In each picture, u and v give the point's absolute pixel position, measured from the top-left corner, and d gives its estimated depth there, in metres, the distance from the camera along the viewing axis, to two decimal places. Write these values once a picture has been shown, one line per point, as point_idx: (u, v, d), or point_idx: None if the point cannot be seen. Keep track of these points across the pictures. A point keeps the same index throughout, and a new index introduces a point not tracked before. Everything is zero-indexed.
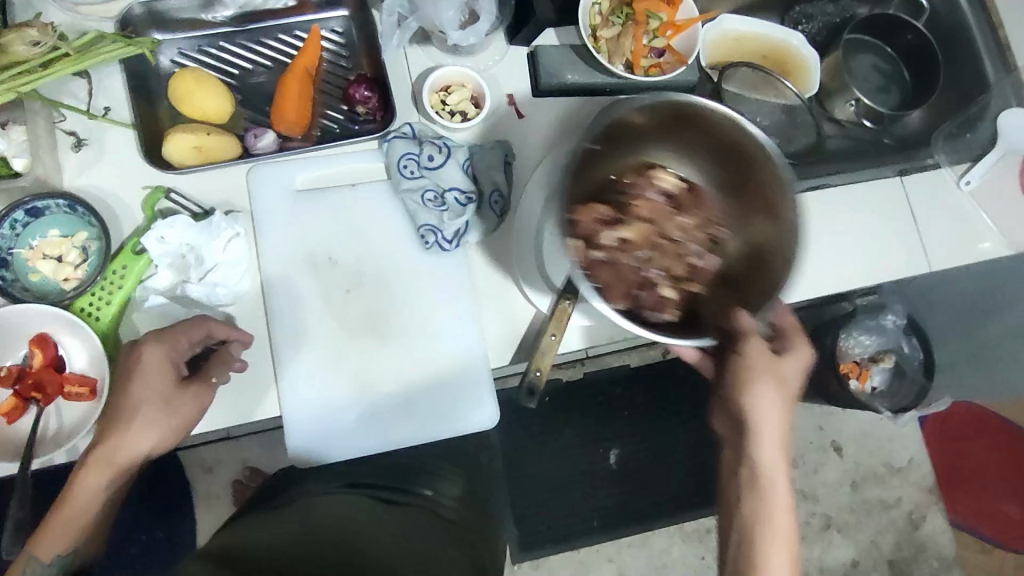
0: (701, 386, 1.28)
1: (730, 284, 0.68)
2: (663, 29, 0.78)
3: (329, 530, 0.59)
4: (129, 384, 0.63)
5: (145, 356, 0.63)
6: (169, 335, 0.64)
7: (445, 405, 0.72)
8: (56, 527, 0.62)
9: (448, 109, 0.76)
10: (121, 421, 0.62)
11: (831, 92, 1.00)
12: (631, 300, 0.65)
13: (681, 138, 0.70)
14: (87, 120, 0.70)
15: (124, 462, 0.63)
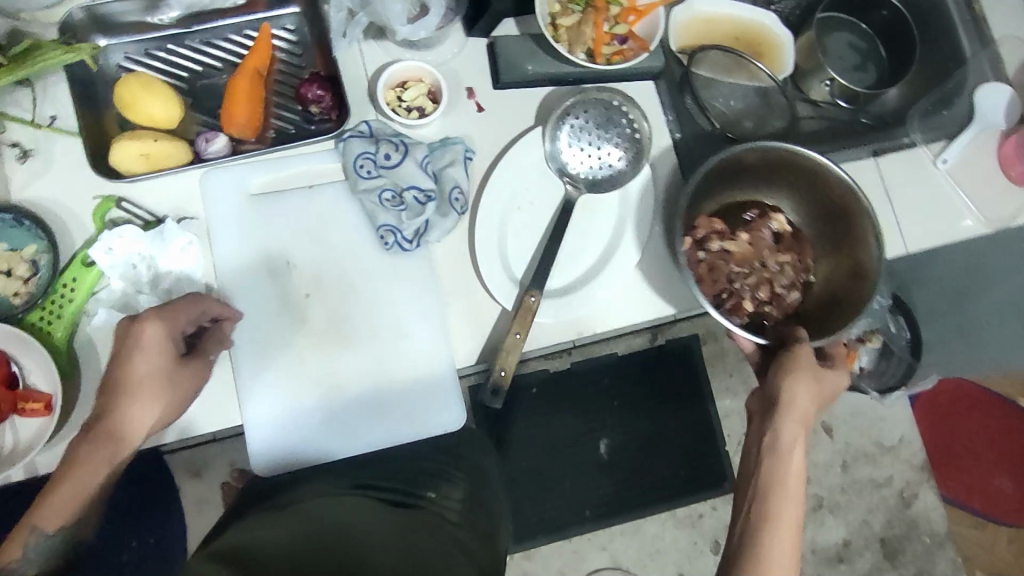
0: (688, 372, 1.27)
1: (802, 320, 0.79)
2: (624, 15, 0.77)
3: (331, 536, 0.56)
4: (130, 360, 0.60)
5: (145, 332, 0.61)
6: (169, 311, 0.62)
7: (411, 407, 0.71)
8: (48, 512, 0.57)
9: (404, 106, 0.74)
10: (122, 398, 0.60)
11: (806, 72, 0.97)
12: (715, 297, 0.80)
13: (797, 189, 0.79)
14: (32, 129, 0.69)
15: (126, 439, 0.60)
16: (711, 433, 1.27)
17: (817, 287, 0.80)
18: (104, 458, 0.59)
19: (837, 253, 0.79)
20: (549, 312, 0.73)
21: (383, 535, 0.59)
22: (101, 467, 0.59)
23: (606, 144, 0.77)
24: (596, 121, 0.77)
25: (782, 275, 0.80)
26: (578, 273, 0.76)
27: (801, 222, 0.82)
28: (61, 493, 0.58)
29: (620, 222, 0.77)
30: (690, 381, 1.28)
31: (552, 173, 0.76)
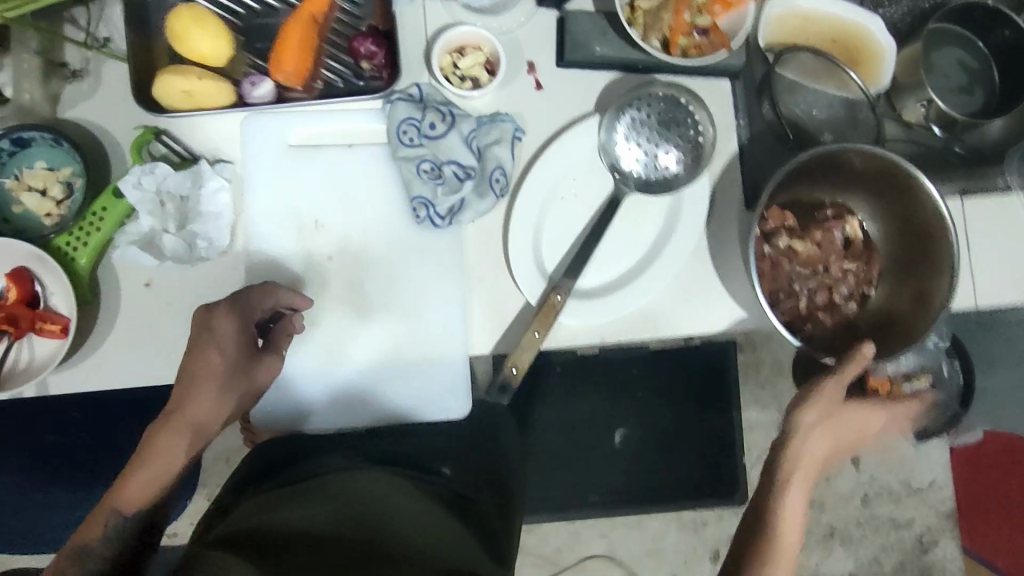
0: (726, 377, 1.16)
1: (849, 334, 0.74)
2: (710, 5, 0.70)
3: (344, 525, 0.57)
4: (204, 353, 0.62)
5: (216, 325, 0.63)
6: (240, 303, 0.63)
7: (415, 386, 0.70)
8: (128, 493, 0.60)
9: (459, 74, 0.70)
10: (194, 387, 0.62)
11: (902, 88, 0.88)
12: (772, 298, 0.73)
13: (885, 198, 0.72)
14: (85, 50, 0.67)
15: (201, 427, 0.63)
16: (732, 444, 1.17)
17: (877, 305, 0.73)
18: (182, 443, 0.62)
19: (904, 275, 0.72)
20: (576, 315, 0.70)
21: (400, 524, 0.59)
22: (178, 452, 0.62)
23: (667, 145, 0.72)
24: (659, 117, 0.72)
25: (845, 283, 0.74)
26: (613, 275, 0.72)
27: (879, 233, 0.75)
28: (143, 475, 0.61)
29: (666, 228, 0.72)
30: (719, 388, 1.17)
31: (603, 166, 0.71)
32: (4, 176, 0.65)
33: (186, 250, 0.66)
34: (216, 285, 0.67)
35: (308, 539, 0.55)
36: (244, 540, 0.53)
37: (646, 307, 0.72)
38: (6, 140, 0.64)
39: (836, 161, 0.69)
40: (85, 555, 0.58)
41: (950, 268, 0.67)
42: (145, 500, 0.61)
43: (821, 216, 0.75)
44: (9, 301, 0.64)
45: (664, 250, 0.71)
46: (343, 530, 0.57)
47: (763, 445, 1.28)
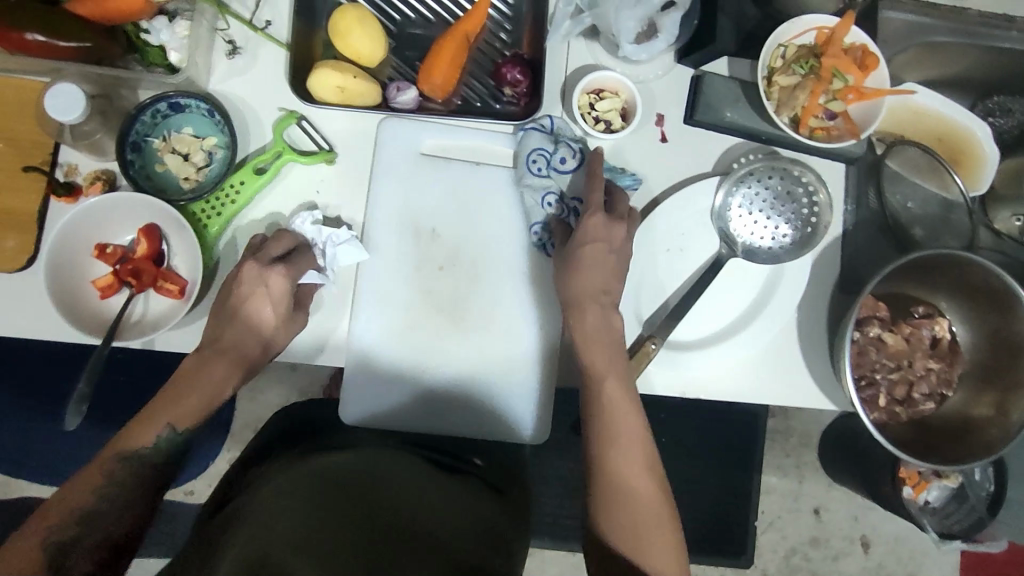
0: (753, 435, 1.16)
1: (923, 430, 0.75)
2: (844, 92, 0.72)
3: (371, 479, 0.62)
4: (258, 302, 0.64)
5: (271, 281, 0.64)
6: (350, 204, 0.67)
7: (492, 403, 0.72)
8: (177, 407, 0.61)
9: (594, 115, 0.72)
10: (250, 321, 0.65)
11: (1000, 198, 0.90)
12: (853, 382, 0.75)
13: (979, 309, 0.73)
14: (247, 30, 0.71)
15: (246, 358, 0.65)
16: (747, 503, 1.16)
17: (952, 409, 0.75)
18: (229, 373, 0.64)
19: (987, 385, 0.73)
20: (663, 363, 0.72)
21: (425, 492, 0.64)
22: (228, 379, 0.64)
23: (778, 219, 0.74)
24: (775, 191, 0.74)
25: (926, 381, 0.75)
26: (704, 332, 0.74)
27: (967, 339, 0.76)
28: (194, 395, 0.62)
29: (762, 295, 0.74)
30: (746, 446, 1.17)
31: (713, 228, 0.73)
32: (153, 136, 0.68)
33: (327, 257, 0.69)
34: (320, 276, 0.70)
35: (341, 484, 0.59)
36: (284, 483, 0.58)
37: (730, 368, 0.73)
38: (163, 103, 0.67)
39: (947, 266, 0.71)
40: (134, 459, 0.58)
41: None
42: (191, 419, 0.62)
43: (913, 312, 0.77)
44: (136, 255, 0.67)
45: (757, 317, 0.73)
46: (369, 482, 0.61)
47: (777, 512, 1.28)
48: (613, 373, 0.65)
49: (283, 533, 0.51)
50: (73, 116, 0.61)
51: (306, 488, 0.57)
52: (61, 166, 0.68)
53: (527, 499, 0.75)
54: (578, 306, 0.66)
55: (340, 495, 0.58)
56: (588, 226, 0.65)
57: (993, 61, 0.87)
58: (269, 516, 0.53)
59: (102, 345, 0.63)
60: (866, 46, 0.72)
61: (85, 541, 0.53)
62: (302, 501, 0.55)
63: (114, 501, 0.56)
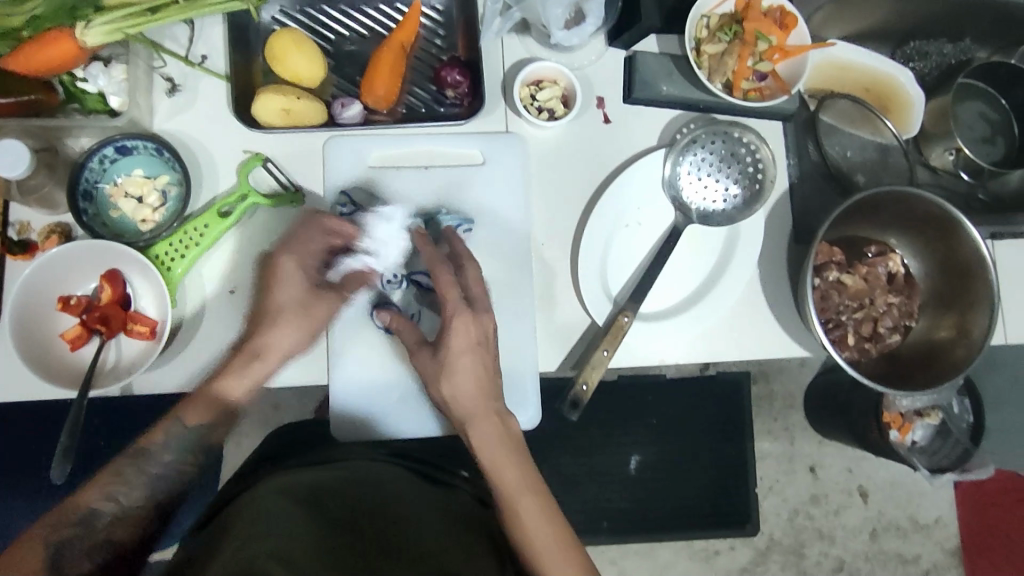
0: (739, 402, 1.19)
1: (893, 362, 0.78)
2: (770, 52, 0.75)
3: (356, 489, 0.62)
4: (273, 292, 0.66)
5: (282, 268, 0.66)
6: (298, 242, 0.66)
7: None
8: (197, 404, 0.62)
9: (536, 105, 0.74)
10: (276, 319, 0.65)
11: (931, 137, 0.92)
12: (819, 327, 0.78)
13: (928, 239, 0.77)
14: (185, 66, 0.71)
15: (264, 354, 0.65)
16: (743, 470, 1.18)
17: (918, 337, 0.78)
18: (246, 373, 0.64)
19: (945, 310, 0.76)
20: (639, 334, 0.74)
21: (411, 498, 0.64)
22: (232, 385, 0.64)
23: (726, 180, 0.76)
24: (720, 154, 0.77)
25: (890, 315, 0.78)
26: (676, 297, 0.76)
27: (921, 270, 0.79)
28: (201, 396, 0.63)
29: (724, 256, 0.77)
30: (733, 414, 1.19)
31: (666, 199, 0.76)
32: (103, 182, 0.68)
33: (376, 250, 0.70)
34: None
35: (328, 503, 0.59)
36: (271, 493, 0.59)
37: (705, 332, 0.75)
38: (109, 147, 0.67)
39: (890, 202, 0.74)
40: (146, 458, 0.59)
41: (990, 307, 0.71)
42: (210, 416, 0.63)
43: (867, 253, 0.80)
44: (101, 302, 0.66)
45: (722, 277, 0.76)
46: (353, 493, 0.62)
47: (775, 476, 1.30)
48: (506, 453, 0.65)
49: (269, 539, 0.52)
50: (18, 171, 0.61)
51: (291, 500, 0.58)
52: (14, 225, 0.68)
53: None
54: (469, 419, 0.65)
55: (325, 508, 0.58)
56: (457, 329, 0.65)
57: (904, 9, 0.91)
58: (258, 524, 0.53)
59: (78, 398, 0.62)
60: (784, 6, 0.75)
61: (81, 542, 0.54)
62: (286, 510, 0.56)
63: (116, 500, 0.57)
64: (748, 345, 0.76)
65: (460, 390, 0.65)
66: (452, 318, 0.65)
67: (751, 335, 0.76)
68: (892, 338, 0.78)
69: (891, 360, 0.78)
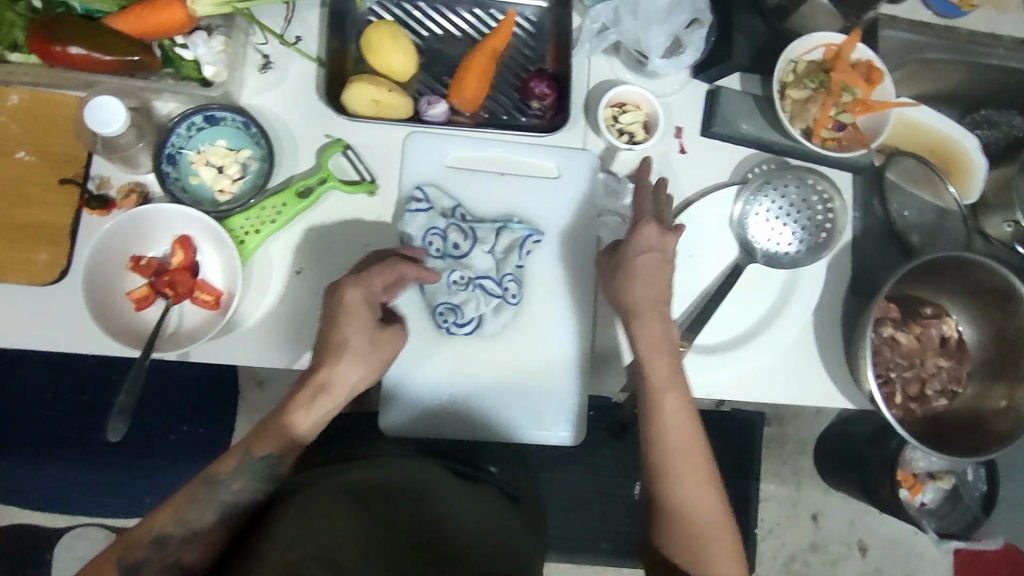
0: (751, 438, 1.15)
1: (937, 426, 0.79)
2: (852, 105, 0.75)
3: (398, 484, 0.61)
4: (336, 327, 0.60)
5: (346, 299, 0.60)
6: (366, 277, 0.61)
7: (512, 410, 0.72)
8: (262, 437, 0.59)
9: (617, 128, 0.74)
10: (342, 354, 0.60)
11: (991, 207, 0.90)
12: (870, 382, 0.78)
13: (985, 308, 0.77)
14: (280, 44, 0.72)
15: (333, 393, 0.60)
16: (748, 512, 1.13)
17: (964, 404, 0.78)
18: (311, 409, 0.60)
19: (996, 382, 0.77)
20: (693, 366, 0.74)
21: (448, 499, 0.63)
22: (309, 414, 0.60)
23: (794, 224, 0.77)
24: (792, 199, 0.77)
25: (937, 378, 0.79)
26: (729, 334, 0.76)
27: (974, 338, 0.79)
28: (275, 428, 0.60)
29: (781, 297, 0.77)
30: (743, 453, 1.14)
31: (732, 237, 0.76)
32: (187, 149, 0.68)
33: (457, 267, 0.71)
34: None
35: (374, 495, 0.58)
36: (322, 485, 0.58)
37: (754, 370, 0.76)
38: (199, 116, 0.67)
39: (955, 268, 0.75)
40: (214, 483, 0.57)
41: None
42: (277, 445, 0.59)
43: (923, 313, 0.80)
44: (171, 266, 0.67)
45: (778, 318, 0.76)
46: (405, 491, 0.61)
47: (777, 519, 1.29)
48: (674, 378, 0.62)
49: (322, 538, 0.51)
50: (113, 128, 0.61)
51: (339, 494, 0.57)
52: (94, 178, 0.68)
53: (539, 511, 0.77)
54: (635, 314, 0.63)
55: (377, 503, 0.57)
56: (642, 230, 0.64)
57: (982, 76, 0.92)
58: (309, 523, 0.53)
59: (140, 358, 0.63)
60: (871, 62, 0.76)
61: (157, 563, 0.55)
62: (339, 506, 0.55)
63: (186, 526, 0.56)
64: (794, 390, 0.76)
65: (648, 290, 0.63)
66: (640, 221, 0.65)
67: (799, 381, 0.76)
68: (938, 401, 0.79)
69: (937, 422, 0.78)
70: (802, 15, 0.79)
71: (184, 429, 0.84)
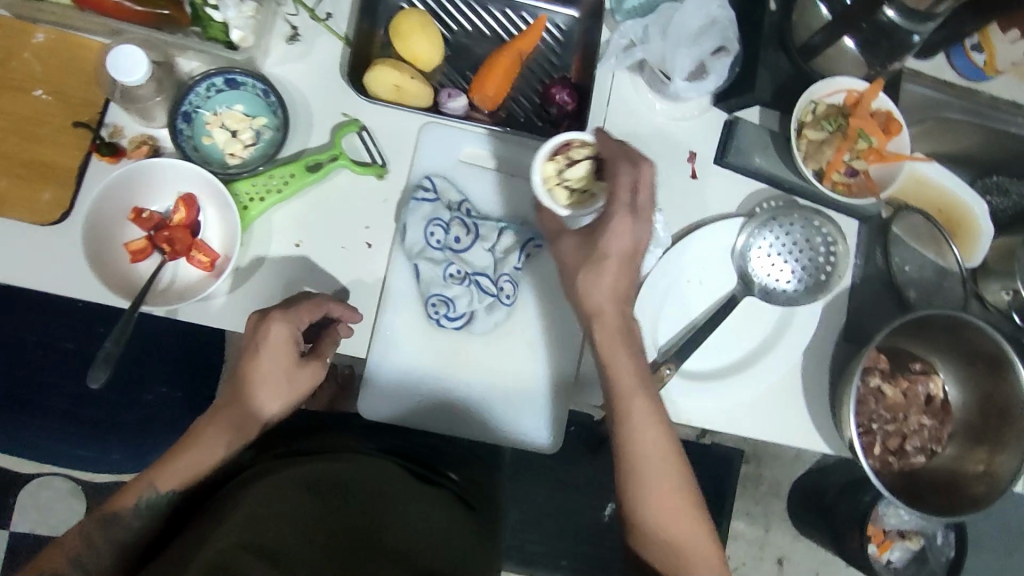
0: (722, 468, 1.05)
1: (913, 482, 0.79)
2: (867, 152, 0.76)
3: (356, 484, 0.59)
4: (256, 358, 0.60)
5: (270, 332, 0.60)
6: (296, 311, 0.61)
7: (494, 411, 0.72)
8: (168, 468, 0.58)
9: (564, 184, 0.68)
10: (260, 387, 0.60)
11: (991, 271, 0.90)
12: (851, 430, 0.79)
13: (973, 372, 0.77)
14: (310, 18, 0.72)
15: (246, 430, 0.61)
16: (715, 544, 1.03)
17: (942, 464, 0.79)
18: (219, 441, 0.59)
19: (977, 446, 0.77)
20: (679, 391, 0.74)
21: (406, 503, 0.61)
22: (219, 447, 0.59)
23: (794, 263, 0.77)
24: (795, 239, 0.78)
25: (918, 436, 0.79)
26: (717, 364, 0.76)
27: (959, 399, 0.80)
28: (182, 460, 0.58)
29: (773, 334, 0.77)
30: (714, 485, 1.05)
31: (732, 267, 0.77)
32: (203, 109, 0.68)
33: (449, 262, 0.71)
34: (345, 270, 0.70)
35: (332, 492, 0.57)
36: (282, 472, 0.58)
37: (741, 401, 0.75)
38: (220, 78, 0.68)
39: (946, 327, 0.75)
40: (112, 519, 0.55)
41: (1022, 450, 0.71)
42: (182, 480, 0.58)
43: (911, 367, 0.81)
44: (172, 222, 0.67)
45: (768, 354, 0.76)
46: (366, 489, 0.59)
47: (743, 560, 1.23)
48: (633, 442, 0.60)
49: (264, 523, 0.51)
50: (133, 78, 0.62)
51: (291, 488, 0.56)
52: (107, 126, 0.68)
53: (497, 523, 0.72)
54: (596, 318, 0.62)
55: (335, 499, 0.56)
56: (613, 231, 0.61)
57: (998, 142, 0.92)
58: (253, 515, 0.52)
59: (128, 309, 0.62)
60: (891, 112, 0.76)
61: None
62: (294, 491, 0.55)
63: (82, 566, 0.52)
64: (773, 427, 0.76)
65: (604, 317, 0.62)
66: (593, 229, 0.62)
67: (778, 420, 0.76)
68: (915, 457, 0.79)
69: (914, 479, 0.78)
70: (826, 56, 0.78)
71: (161, 391, 0.82)
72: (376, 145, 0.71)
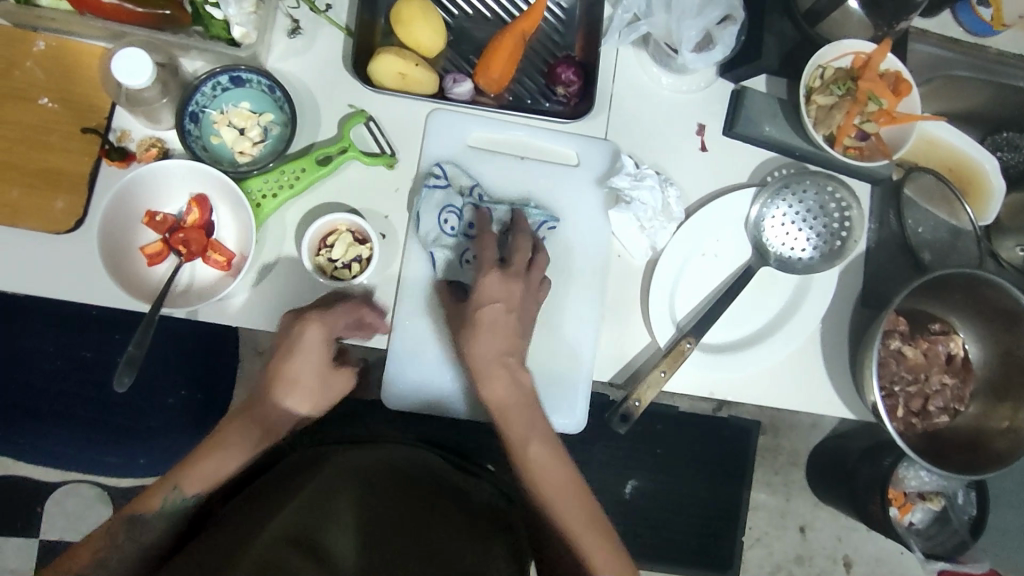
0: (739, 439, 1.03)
1: (936, 441, 0.79)
2: (878, 115, 0.75)
3: (400, 475, 0.60)
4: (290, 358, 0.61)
5: (306, 335, 0.62)
6: (332, 315, 0.63)
7: None
8: (193, 471, 0.57)
9: (341, 263, 0.68)
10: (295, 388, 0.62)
11: (1005, 229, 0.91)
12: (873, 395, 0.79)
13: (993, 329, 0.77)
14: (311, 11, 0.72)
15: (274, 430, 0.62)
16: (735, 515, 1.03)
17: (965, 423, 0.79)
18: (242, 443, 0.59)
19: (1000, 403, 0.77)
20: (698, 363, 0.74)
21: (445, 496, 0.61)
22: (242, 450, 0.59)
23: (809, 230, 0.77)
24: (810, 206, 0.77)
25: (941, 396, 0.79)
26: (736, 336, 0.76)
27: (979, 357, 0.80)
28: (207, 462, 0.58)
29: (791, 303, 0.77)
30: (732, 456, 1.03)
31: (746, 238, 0.76)
32: (210, 108, 0.68)
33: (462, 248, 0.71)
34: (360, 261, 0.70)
35: (379, 483, 0.58)
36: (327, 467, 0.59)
37: (760, 372, 0.75)
38: (226, 76, 0.67)
39: (963, 286, 0.74)
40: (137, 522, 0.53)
41: None
42: (208, 483, 0.57)
43: (931, 328, 0.80)
44: (186, 224, 0.67)
45: (787, 323, 0.76)
46: (410, 481, 0.60)
47: (764, 529, 1.23)
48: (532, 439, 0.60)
49: (315, 509, 0.52)
50: (139, 81, 0.61)
51: (338, 480, 0.57)
52: (116, 130, 0.68)
53: None
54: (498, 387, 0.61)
55: (382, 488, 0.57)
56: (487, 283, 0.63)
57: (1006, 98, 0.91)
58: (305, 502, 0.52)
59: (150, 311, 0.63)
60: (900, 72, 0.75)
61: None
62: (337, 484, 0.56)
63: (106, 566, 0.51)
64: (794, 396, 0.76)
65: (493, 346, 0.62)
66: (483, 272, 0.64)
67: (798, 388, 0.76)
68: (938, 418, 0.79)
69: (936, 439, 0.79)
70: (833, 21, 0.79)
71: (182, 394, 0.81)
72: (383, 135, 0.71)
